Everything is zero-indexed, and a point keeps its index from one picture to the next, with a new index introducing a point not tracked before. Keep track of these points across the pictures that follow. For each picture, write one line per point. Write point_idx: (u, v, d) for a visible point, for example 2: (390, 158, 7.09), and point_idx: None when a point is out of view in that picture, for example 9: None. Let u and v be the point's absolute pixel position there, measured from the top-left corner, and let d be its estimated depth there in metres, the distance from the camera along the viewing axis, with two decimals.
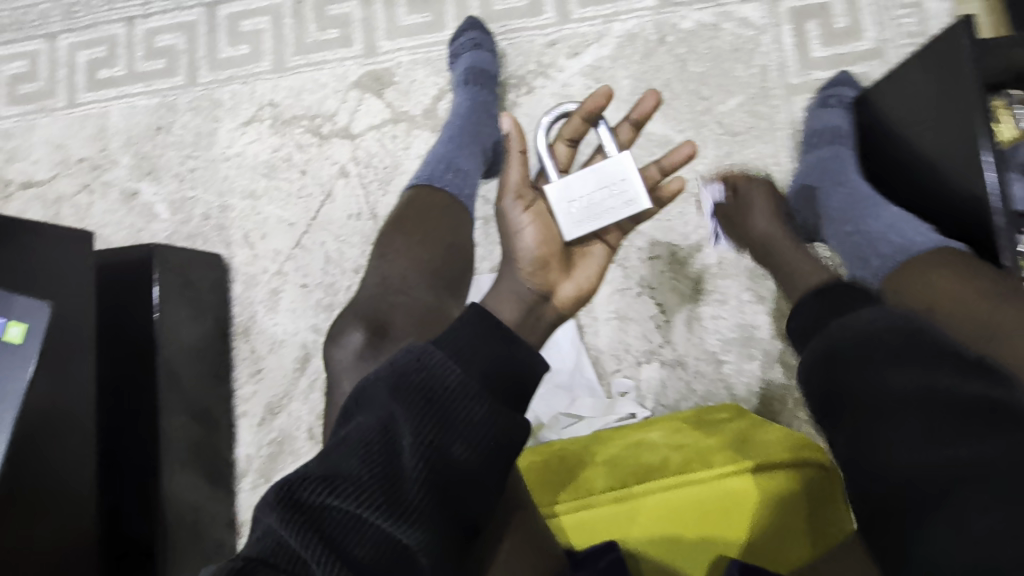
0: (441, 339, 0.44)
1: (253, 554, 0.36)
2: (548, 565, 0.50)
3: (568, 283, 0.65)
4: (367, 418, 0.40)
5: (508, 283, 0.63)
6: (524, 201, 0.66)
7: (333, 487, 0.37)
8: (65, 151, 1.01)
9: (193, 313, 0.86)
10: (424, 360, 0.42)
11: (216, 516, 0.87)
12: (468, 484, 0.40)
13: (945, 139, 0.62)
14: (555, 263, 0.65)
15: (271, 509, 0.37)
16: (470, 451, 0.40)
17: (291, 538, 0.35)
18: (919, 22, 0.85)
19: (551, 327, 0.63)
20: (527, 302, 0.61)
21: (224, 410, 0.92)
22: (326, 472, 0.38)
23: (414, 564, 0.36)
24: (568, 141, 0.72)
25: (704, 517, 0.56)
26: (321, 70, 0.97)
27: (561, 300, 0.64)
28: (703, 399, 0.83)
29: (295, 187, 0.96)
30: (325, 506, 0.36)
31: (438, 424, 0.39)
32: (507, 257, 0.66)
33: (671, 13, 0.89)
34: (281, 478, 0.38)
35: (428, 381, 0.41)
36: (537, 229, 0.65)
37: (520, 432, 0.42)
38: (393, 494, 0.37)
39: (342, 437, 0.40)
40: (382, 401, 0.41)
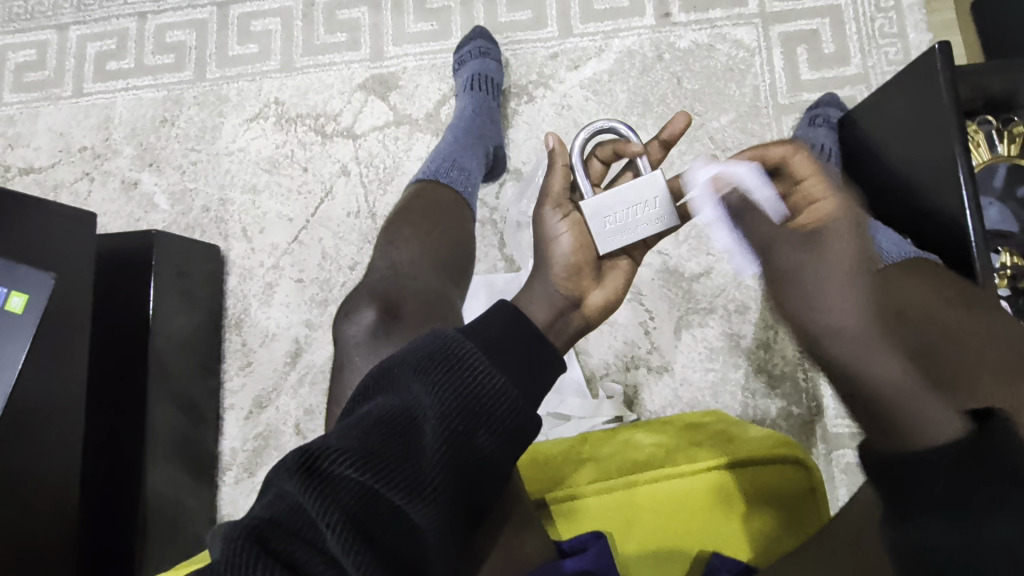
0: (471, 329, 0.44)
1: (264, 517, 0.34)
2: (538, 551, 0.52)
3: (597, 292, 0.62)
4: (391, 397, 0.40)
5: (540, 288, 0.61)
6: (564, 209, 0.62)
7: (354, 459, 0.36)
8: (68, 139, 1.02)
9: (187, 303, 0.87)
10: (457, 349, 0.42)
11: (196, 512, 0.85)
12: (480, 470, 0.41)
13: (922, 158, 0.66)
14: (588, 270, 0.62)
15: (289, 475, 0.36)
16: (488, 441, 0.41)
17: (309, 504, 0.35)
18: (903, 51, 0.90)
19: (579, 336, 0.61)
20: (557, 308, 0.59)
21: (211, 403, 0.91)
22: (348, 442, 0.37)
23: (424, 543, 0.37)
24: (601, 159, 0.67)
25: (687, 509, 0.57)
26: (328, 71, 1.00)
27: (589, 308, 0.62)
28: (689, 405, 0.85)
29: (296, 183, 0.98)
30: (345, 478, 0.35)
31: (464, 411, 0.40)
32: (539, 259, 0.63)
33: (668, 33, 0.93)
34: (300, 445, 0.37)
35: (459, 369, 0.41)
36: (574, 234, 0.61)
37: (532, 427, 0.43)
38: (414, 472, 0.37)
39: (363, 414, 0.40)
40: (408, 382, 0.41)
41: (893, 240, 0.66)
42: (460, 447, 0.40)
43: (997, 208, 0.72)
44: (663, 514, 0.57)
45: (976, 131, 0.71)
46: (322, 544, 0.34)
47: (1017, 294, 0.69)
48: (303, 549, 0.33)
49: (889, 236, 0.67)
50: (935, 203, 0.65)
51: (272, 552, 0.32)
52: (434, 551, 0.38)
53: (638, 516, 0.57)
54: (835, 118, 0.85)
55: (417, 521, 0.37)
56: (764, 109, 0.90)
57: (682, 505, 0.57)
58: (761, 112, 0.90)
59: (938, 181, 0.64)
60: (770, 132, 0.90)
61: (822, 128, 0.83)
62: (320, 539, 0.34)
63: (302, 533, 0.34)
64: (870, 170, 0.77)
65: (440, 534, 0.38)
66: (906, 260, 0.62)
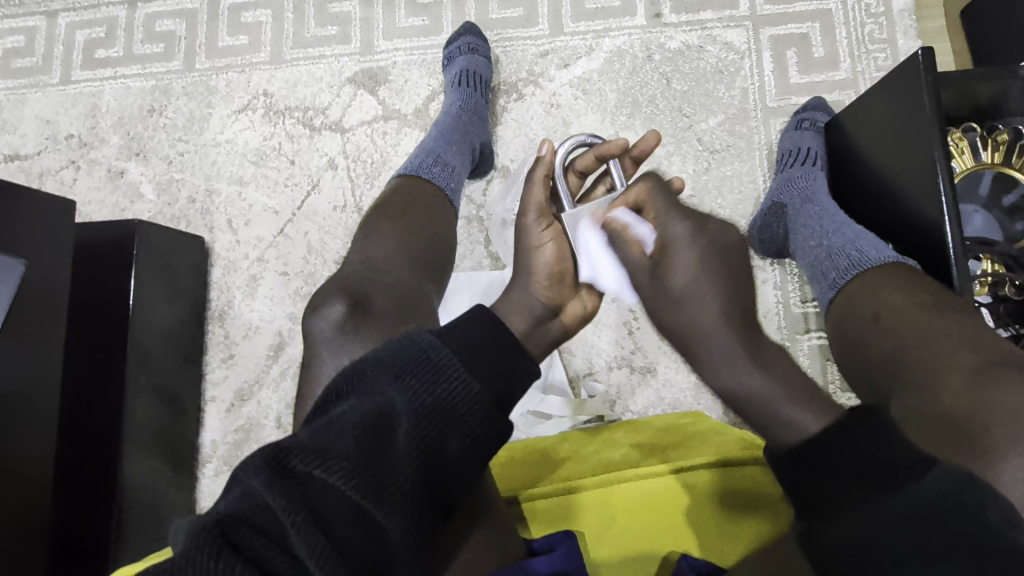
0: (448, 334, 0.42)
1: (230, 512, 0.34)
2: (509, 554, 0.51)
3: (576, 300, 0.64)
4: (364, 400, 0.39)
5: (520, 296, 0.61)
6: (546, 220, 0.61)
7: (322, 461, 0.35)
8: (54, 127, 1.01)
9: (170, 295, 0.86)
10: (432, 354, 0.40)
11: (175, 505, 0.85)
12: (453, 477, 0.39)
13: (904, 163, 0.66)
14: (569, 280, 0.62)
15: (257, 472, 0.35)
16: (462, 448, 0.39)
17: (275, 503, 0.34)
18: (891, 57, 0.90)
19: (554, 344, 0.63)
20: (537, 316, 0.60)
21: (192, 396, 0.90)
22: (317, 443, 0.36)
23: (389, 547, 0.36)
24: (578, 172, 0.68)
25: (658, 511, 0.56)
26: (317, 64, 0.99)
27: (567, 316, 0.63)
28: (671, 406, 0.84)
29: (282, 176, 0.97)
30: (312, 479, 0.35)
31: (438, 417, 0.38)
32: (520, 267, 0.63)
33: (659, 33, 0.93)
34: (271, 443, 0.36)
35: (434, 374, 0.39)
36: (555, 244, 0.61)
37: (509, 435, 0.41)
38: (381, 477, 0.36)
39: (335, 414, 0.38)
40: (383, 384, 0.40)
41: (876, 245, 0.66)
42: (432, 455, 0.38)
43: (982, 215, 0.72)
44: (636, 514, 0.56)
45: (959, 138, 0.71)
46: (286, 543, 0.34)
47: (998, 301, 0.68)
48: (269, 548, 0.33)
49: (871, 240, 0.67)
50: (916, 208, 0.65)
51: (236, 548, 0.32)
52: (402, 556, 0.37)
53: (611, 515, 0.56)
54: (822, 122, 0.85)
55: (385, 526, 0.36)
56: (752, 112, 0.91)
57: (657, 506, 0.56)
58: (749, 115, 0.91)
59: (919, 186, 0.64)
60: (758, 135, 0.90)
61: (809, 131, 0.84)
62: (284, 539, 0.34)
63: (267, 531, 0.34)
64: (854, 174, 0.77)
65: (407, 541, 0.37)
66: (885, 266, 0.63)
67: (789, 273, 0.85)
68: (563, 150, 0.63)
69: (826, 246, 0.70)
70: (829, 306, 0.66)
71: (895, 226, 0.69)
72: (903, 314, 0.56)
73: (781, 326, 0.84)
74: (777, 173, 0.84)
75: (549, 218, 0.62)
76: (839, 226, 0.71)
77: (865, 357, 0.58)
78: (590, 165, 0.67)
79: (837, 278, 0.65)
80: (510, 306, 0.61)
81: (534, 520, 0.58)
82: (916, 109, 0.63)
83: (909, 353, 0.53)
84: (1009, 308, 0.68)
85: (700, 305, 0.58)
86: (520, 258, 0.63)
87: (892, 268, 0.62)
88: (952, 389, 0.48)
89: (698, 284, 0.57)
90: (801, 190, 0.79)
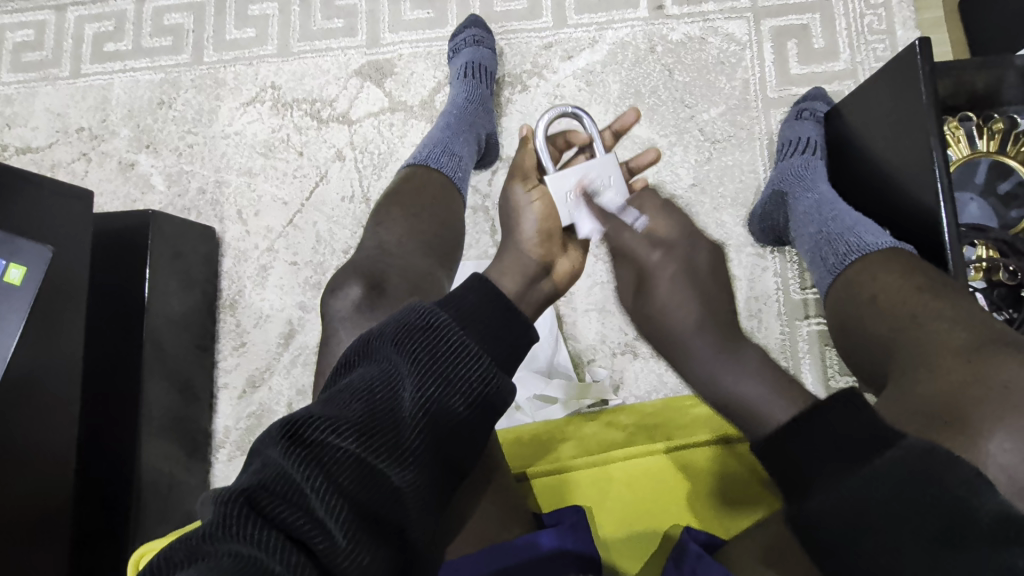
0: (446, 301, 0.44)
1: (251, 483, 0.35)
2: (519, 525, 0.53)
3: (564, 259, 0.60)
4: (370, 368, 0.40)
5: (511, 257, 0.57)
6: (529, 182, 0.61)
7: (336, 426, 0.37)
8: (66, 120, 1.02)
9: (182, 285, 0.88)
10: (432, 320, 0.42)
11: (190, 488, 0.87)
12: (460, 437, 0.41)
13: (901, 152, 0.68)
14: (558, 236, 0.60)
15: (274, 442, 0.37)
16: (467, 406, 0.40)
17: (293, 470, 0.36)
18: (889, 48, 0.91)
19: (548, 304, 0.59)
20: (530, 273, 0.56)
21: (205, 382, 0.92)
22: (330, 411, 0.38)
23: (402, 503, 0.38)
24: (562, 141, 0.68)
25: (662, 486, 0.58)
26: (324, 57, 1.01)
27: (558, 276, 0.59)
28: (673, 390, 0.86)
29: (291, 167, 0.99)
30: (327, 444, 0.36)
31: (441, 378, 0.40)
32: (508, 232, 0.60)
33: (661, 25, 0.95)
34: (286, 414, 0.38)
35: (435, 340, 0.41)
36: (543, 203, 0.59)
37: (510, 394, 0.43)
38: (392, 438, 0.38)
39: (343, 385, 0.40)
40: (387, 353, 0.41)
41: (875, 231, 0.68)
42: (438, 414, 0.40)
43: (978, 203, 0.74)
44: (639, 489, 0.58)
45: (956, 127, 0.73)
46: (307, 506, 0.35)
47: (993, 286, 0.71)
48: (291, 512, 0.34)
49: (869, 227, 0.69)
50: (912, 196, 0.67)
51: (261, 514, 0.34)
52: (415, 512, 0.39)
53: (612, 490, 0.58)
54: (822, 112, 0.86)
55: (398, 484, 0.38)
56: (753, 102, 0.92)
57: (661, 482, 0.58)
58: (749, 105, 0.92)
59: (916, 175, 0.66)
60: (759, 125, 0.91)
61: (809, 121, 0.85)
62: (305, 502, 0.35)
63: (290, 497, 0.35)
64: (853, 164, 0.79)
65: (420, 496, 0.39)
66: (884, 250, 0.64)
67: (789, 260, 0.87)
68: (544, 120, 0.62)
69: (826, 233, 0.71)
70: (829, 291, 0.67)
71: (894, 213, 0.71)
72: (901, 296, 0.58)
73: (781, 311, 0.86)
74: (779, 163, 0.86)
75: (534, 183, 0.61)
76: (839, 212, 0.73)
77: (862, 342, 0.60)
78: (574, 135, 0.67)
79: (837, 263, 0.67)
80: (502, 269, 0.56)
81: (542, 495, 0.60)
82: (913, 98, 0.65)
83: (905, 336, 0.55)
84: (1002, 293, 0.71)
85: (679, 307, 0.60)
86: (506, 225, 0.61)
87: (889, 252, 0.64)
88: (946, 368, 0.49)
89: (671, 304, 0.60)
90: (801, 178, 0.81)
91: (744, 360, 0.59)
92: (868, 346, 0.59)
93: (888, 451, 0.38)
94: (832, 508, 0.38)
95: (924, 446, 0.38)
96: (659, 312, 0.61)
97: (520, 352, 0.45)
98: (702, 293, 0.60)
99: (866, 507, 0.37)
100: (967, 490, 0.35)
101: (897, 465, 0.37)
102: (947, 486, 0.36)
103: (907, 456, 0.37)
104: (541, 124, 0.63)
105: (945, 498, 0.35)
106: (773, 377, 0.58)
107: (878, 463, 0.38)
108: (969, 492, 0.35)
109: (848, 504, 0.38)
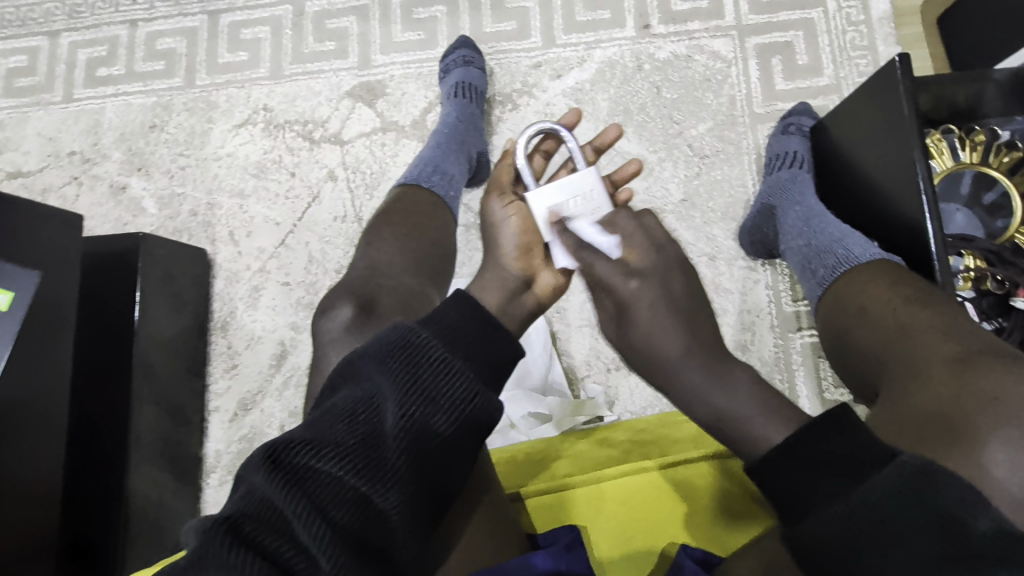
0: (428, 318, 0.44)
1: (235, 510, 0.35)
2: (513, 544, 0.52)
3: (547, 271, 0.58)
4: (354, 390, 0.40)
5: (492, 273, 0.57)
6: (508, 198, 0.60)
7: (318, 450, 0.37)
8: (57, 144, 1.02)
9: (173, 307, 0.87)
10: (413, 338, 0.42)
11: (179, 515, 0.85)
12: (445, 456, 0.40)
13: (885, 165, 0.68)
14: (538, 250, 0.59)
15: (258, 468, 0.37)
16: (451, 425, 0.40)
17: (276, 495, 0.35)
18: (872, 63, 0.93)
19: (533, 319, 0.56)
20: (511, 287, 0.55)
21: (196, 405, 0.91)
22: (313, 435, 0.38)
23: (388, 527, 0.37)
24: (544, 152, 0.70)
25: (655, 502, 0.57)
26: (316, 79, 1.01)
27: (541, 288, 0.57)
28: (669, 406, 0.86)
29: (283, 188, 0.99)
30: (309, 468, 0.36)
31: (425, 398, 0.40)
32: (487, 250, 0.59)
33: (647, 44, 0.96)
34: (270, 439, 0.38)
35: (417, 358, 0.41)
36: (520, 217, 0.58)
37: (496, 411, 0.42)
38: (374, 459, 0.37)
39: (326, 408, 0.40)
40: (369, 374, 0.41)
41: (862, 243, 0.68)
42: (422, 435, 0.39)
43: (963, 214, 0.75)
44: (633, 506, 0.57)
45: (939, 139, 0.74)
46: (291, 533, 0.35)
47: (982, 295, 0.71)
48: (275, 538, 0.34)
49: (857, 239, 0.69)
50: (897, 209, 0.68)
51: (245, 541, 0.33)
52: (402, 536, 0.38)
53: (606, 508, 0.57)
54: (808, 126, 0.87)
55: (383, 508, 0.37)
56: (740, 118, 0.93)
57: (654, 498, 0.58)
58: (736, 121, 0.93)
59: (901, 188, 0.66)
60: (746, 140, 0.93)
61: (795, 135, 0.86)
62: (289, 528, 0.35)
63: (273, 523, 0.35)
64: (839, 178, 0.80)
65: (407, 518, 0.39)
66: (871, 262, 0.65)
67: (781, 273, 0.88)
68: (523, 137, 0.62)
69: (814, 246, 0.72)
70: (819, 303, 0.67)
71: (882, 226, 0.72)
72: (889, 307, 0.58)
73: (774, 324, 0.87)
74: (767, 177, 0.87)
75: (511, 197, 0.60)
76: (826, 225, 0.74)
77: (854, 354, 0.60)
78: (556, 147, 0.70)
79: (825, 276, 0.67)
80: (482, 286, 0.56)
81: (536, 514, 0.59)
82: (895, 111, 0.66)
83: (895, 348, 0.55)
84: (991, 302, 0.71)
85: (664, 335, 0.58)
86: (486, 241, 0.60)
87: (875, 263, 0.64)
88: (933, 380, 0.49)
89: (653, 332, 0.58)
90: (789, 191, 0.82)
91: (734, 385, 0.59)
92: (858, 358, 0.59)
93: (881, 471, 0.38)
94: (829, 527, 0.38)
95: (919, 465, 0.37)
96: (645, 339, 0.58)
97: (506, 368, 0.45)
98: (685, 319, 0.58)
99: (858, 531, 0.37)
100: (962, 508, 0.35)
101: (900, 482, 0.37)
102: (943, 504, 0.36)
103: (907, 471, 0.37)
104: (521, 141, 0.62)
105: (938, 515, 0.36)
106: (761, 398, 0.58)
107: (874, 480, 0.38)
108: (964, 509, 0.35)
109: (843, 531, 0.37)
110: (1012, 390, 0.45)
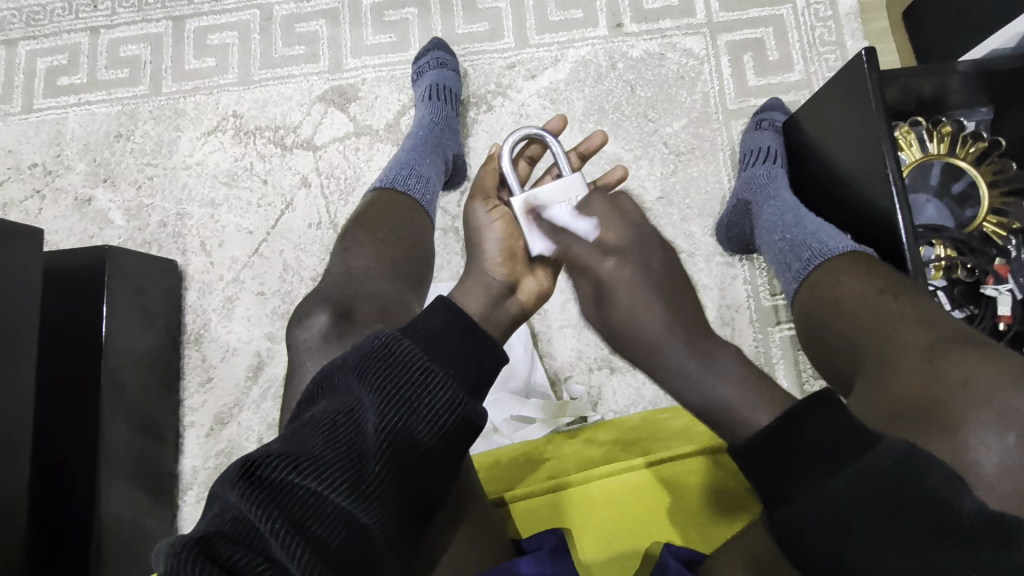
0: (408, 326, 0.43)
1: (208, 530, 0.34)
2: (501, 553, 0.51)
3: (530, 278, 0.59)
4: (333, 401, 0.39)
5: (475, 278, 0.57)
6: (493, 202, 0.59)
7: (296, 464, 0.36)
8: (17, 157, 0.99)
9: (144, 321, 0.85)
10: (394, 346, 0.41)
11: (155, 535, 0.82)
12: (428, 466, 0.39)
13: (858, 160, 0.69)
14: (522, 255, 0.59)
15: (233, 485, 0.36)
16: (433, 434, 0.39)
17: (252, 513, 0.34)
18: (841, 58, 0.94)
19: (516, 326, 0.57)
20: (495, 294, 0.56)
21: (170, 421, 0.88)
22: (291, 449, 0.37)
23: (370, 542, 0.36)
24: (528, 158, 0.70)
25: (642, 501, 0.57)
26: (286, 84, 1.00)
27: (524, 295, 0.58)
28: (652, 404, 0.86)
29: (255, 196, 0.97)
30: (286, 483, 0.35)
31: (406, 408, 0.39)
32: (470, 254, 0.59)
33: (621, 43, 0.96)
34: (246, 454, 0.37)
35: (398, 368, 0.40)
36: (505, 223, 0.58)
37: (479, 419, 0.41)
38: (354, 472, 0.36)
39: (305, 420, 0.39)
40: (349, 383, 0.40)
41: (836, 236, 0.69)
42: (403, 444, 0.38)
43: (934, 205, 0.76)
44: (619, 507, 0.57)
45: (908, 131, 0.75)
46: (267, 551, 0.33)
47: (953, 284, 0.73)
48: (250, 557, 0.32)
49: (831, 232, 0.70)
50: (869, 202, 0.68)
51: (217, 562, 0.32)
52: (385, 551, 0.37)
53: (590, 509, 0.57)
54: (781, 121, 0.88)
55: (365, 523, 0.36)
56: (714, 115, 0.94)
57: (641, 496, 0.57)
58: (711, 117, 0.94)
59: (872, 181, 0.67)
60: (721, 136, 0.93)
61: (768, 130, 0.87)
62: (265, 547, 0.33)
63: (249, 542, 0.33)
64: (812, 171, 0.81)
65: (389, 532, 0.38)
66: (846, 253, 0.65)
67: (758, 268, 0.88)
68: (511, 141, 0.60)
69: (789, 239, 0.72)
70: (795, 295, 0.68)
71: (855, 218, 0.72)
72: (867, 298, 0.59)
73: (753, 318, 0.87)
74: (742, 172, 0.87)
75: (497, 202, 0.60)
76: (801, 218, 0.74)
77: (830, 347, 0.60)
78: (538, 152, 0.70)
79: (801, 269, 0.68)
80: (465, 291, 0.55)
81: (522, 518, 0.58)
82: (864, 104, 0.66)
83: (871, 337, 0.55)
84: (962, 290, 0.73)
85: (646, 312, 0.59)
86: (468, 245, 0.60)
87: (851, 255, 0.65)
88: (909, 366, 0.49)
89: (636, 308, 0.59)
90: (764, 186, 0.82)
91: (718, 365, 0.58)
92: (834, 349, 0.60)
93: (866, 456, 0.37)
94: (814, 513, 0.38)
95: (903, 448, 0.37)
96: (625, 315, 0.60)
97: (489, 373, 0.44)
98: (665, 294, 0.59)
99: (838, 511, 0.37)
100: (945, 488, 0.35)
101: (877, 469, 0.36)
102: (930, 486, 0.35)
103: (891, 456, 0.37)
104: (506, 144, 0.60)
105: (925, 499, 0.35)
106: (749, 380, 0.56)
107: (858, 467, 0.37)
108: (950, 490, 0.35)
109: (821, 513, 0.37)
110: (989, 374, 0.46)
